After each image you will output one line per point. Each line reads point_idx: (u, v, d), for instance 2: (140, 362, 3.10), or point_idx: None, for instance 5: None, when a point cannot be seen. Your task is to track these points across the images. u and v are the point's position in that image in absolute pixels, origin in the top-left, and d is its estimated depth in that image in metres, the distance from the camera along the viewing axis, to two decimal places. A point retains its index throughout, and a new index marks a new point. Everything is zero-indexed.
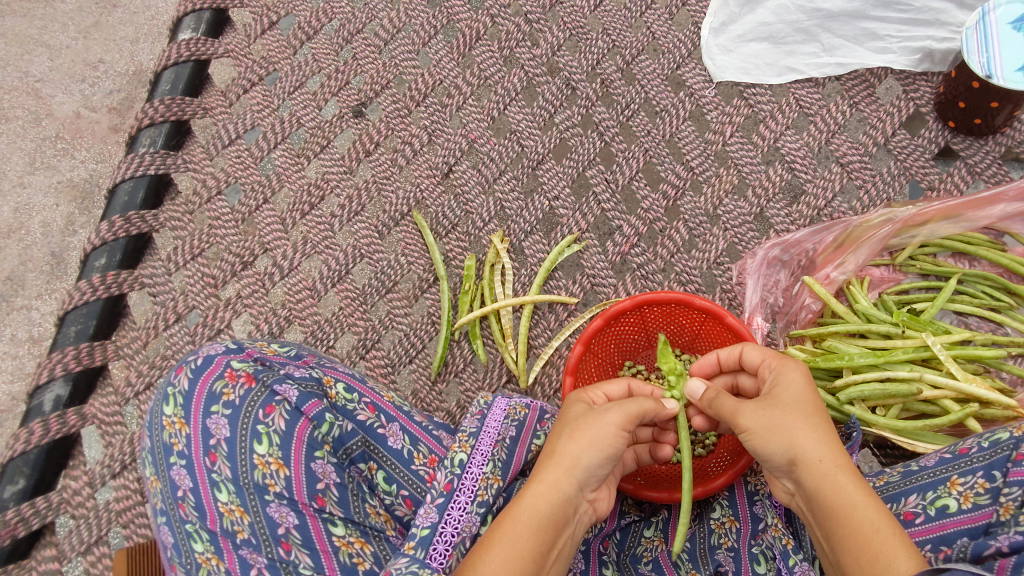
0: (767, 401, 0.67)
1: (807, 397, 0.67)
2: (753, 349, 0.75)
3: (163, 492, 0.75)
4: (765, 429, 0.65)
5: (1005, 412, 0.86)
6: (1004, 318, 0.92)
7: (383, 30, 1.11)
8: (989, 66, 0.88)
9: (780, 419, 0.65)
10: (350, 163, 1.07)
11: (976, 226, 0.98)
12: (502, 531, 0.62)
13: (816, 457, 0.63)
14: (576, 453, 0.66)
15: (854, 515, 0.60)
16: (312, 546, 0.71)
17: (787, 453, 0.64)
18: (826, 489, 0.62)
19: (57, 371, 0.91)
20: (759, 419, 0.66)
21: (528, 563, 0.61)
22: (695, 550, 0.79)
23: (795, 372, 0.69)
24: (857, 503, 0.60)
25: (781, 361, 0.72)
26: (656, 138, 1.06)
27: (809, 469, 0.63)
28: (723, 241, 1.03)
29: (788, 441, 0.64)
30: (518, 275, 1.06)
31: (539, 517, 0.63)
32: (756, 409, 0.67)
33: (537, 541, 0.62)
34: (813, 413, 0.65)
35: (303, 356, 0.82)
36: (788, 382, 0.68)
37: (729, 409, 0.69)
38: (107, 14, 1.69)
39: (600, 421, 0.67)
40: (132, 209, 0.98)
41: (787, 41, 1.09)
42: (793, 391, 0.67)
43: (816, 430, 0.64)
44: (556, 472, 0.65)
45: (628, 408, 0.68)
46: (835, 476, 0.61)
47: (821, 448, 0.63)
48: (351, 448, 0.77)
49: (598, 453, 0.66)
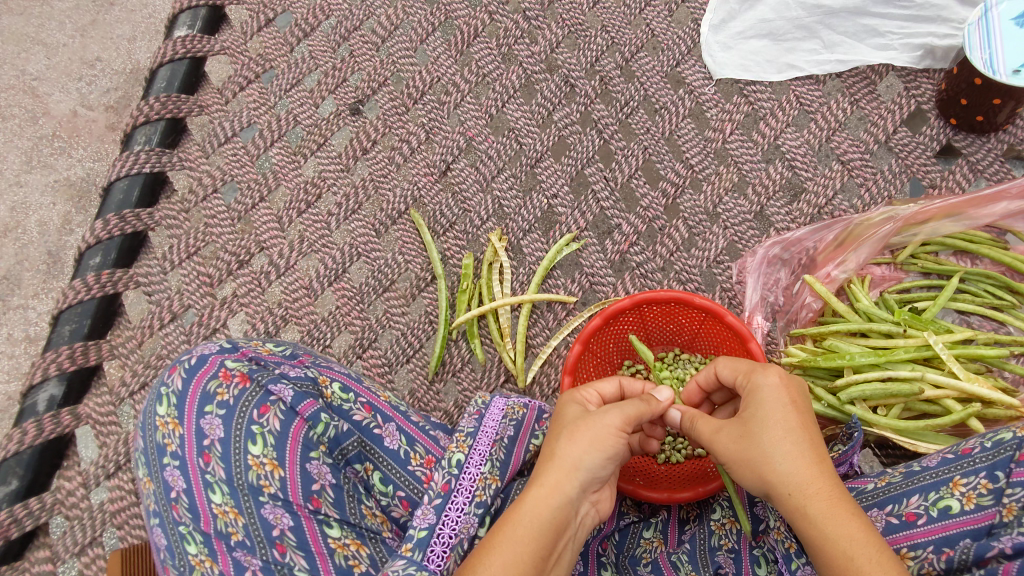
0: (739, 430, 0.66)
1: (777, 419, 0.64)
2: (727, 367, 0.72)
3: (156, 493, 0.74)
4: (738, 464, 0.65)
5: (1007, 412, 0.85)
6: (1007, 317, 0.91)
7: (380, 27, 1.10)
8: (992, 62, 0.87)
9: (749, 453, 0.64)
10: (348, 161, 1.06)
11: (978, 224, 0.97)
12: (504, 534, 0.62)
13: (786, 490, 0.61)
14: (577, 455, 0.64)
15: (826, 548, 0.59)
16: (307, 548, 0.71)
17: (761, 486, 0.63)
18: (800, 521, 0.61)
19: (51, 371, 0.91)
20: (732, 453, 0.65)
21: (531, 566, 0.61)
22: (694, 552, 0.78)
23: (768, 389, 0.66)
24: (829, 536, 0.59)
25: (752, 374, 0.68)
26: (655, 135, 1.05)
27: (782, 501, 0.62)
28: (723, 239, 1.02)
29: (758, 474, 0.63)
30: (517, 274, 1.05)
31: (540, 521, 0.62)
32: (727, 443, 0.66)
33: (538, 544, 0.61)
34: (786, 438, 0.62)
35: (299, 355, 0.81)
36: (757, 404, 0.65)
37: (709, 437, 0.69)
38: (104, 12, 1.68)
39: (599, 425, 0.66)
40: (127, 208, 0.98)
41: (788, 38, 1.08)
42: (761, 416, 0.64)
43: (785, 459, 0.62)
44: (556, 475, 0.64)
45: (627, 409, 0.67)
46: (806, 509, 0.60)
47: (789, 480, 0.61)
48: (347, 449, 0.76)
49: (600, 455, 0.64)
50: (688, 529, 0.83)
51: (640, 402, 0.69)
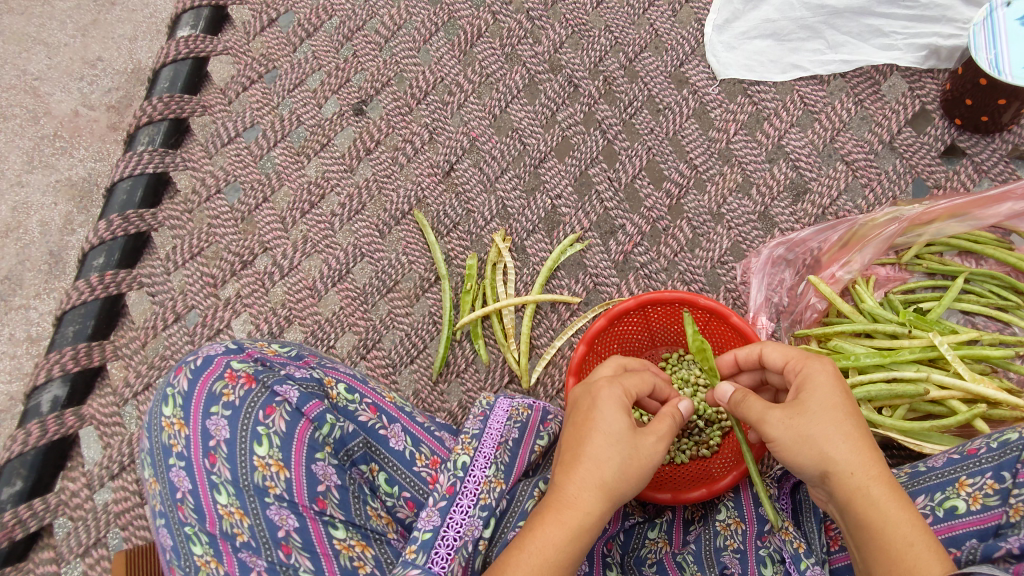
0: (794, 409, 0.65)
1: (837, 401, 0.64)
2: (774, 349, 0.72)
3: (162, 494, 0.74)
4: (794, 441, 0.64)
5: (1013, 413, 0.85)
6: (1012, 318, 0.91)
7: (384, 28, 1.10)
8: (997, 62, 0.87)
9: (809, 430, 0.63)
10: (351, 161, 1.06)
11: (983, 224, 0.97)
12: (533, 541, 0.62)
13: (848, 471, 0.62)
14: (618, 478, 0.64)
15: (886, 531, 0.59)
16: (312, 549, 0.70)
17: (818, 465, 0.63)
18: (858, 503, 0.61)
19: (55, 372, 0.91)
20: (789, 431, 0.64)
21: (560, 560, 0.62)
22: (699, 552, 0.77)
23: (823, 375, 0.66)
24: (888, 519, 0.60)
25: (805, 361, 0.68)
26: (659, 136, 1.06)
27: (840, 483, 0.62)
28: (727, 240, 1.03)
29: (818, 453, 0.63)
30: (521, 274, 1.05)
31: (573, 528, 0.63)
32: (782, 420, 0.65)
33: (576, 549, 0.62)
34: (845, 420, 0.63)
35: (304, 356, 0.81)
36: (817, 385, 0.65)
37: (756, 415, 0.67)
38: (104, 12, 1.68)
39: (650, 453, 0.66)
40: (131, 208, 0.97)
41: (792, 38, 1.08)
42: (822, 397, 0.64)
43: (846, 440, 0.62)
44: (602, 496, 0.64)
45: (661, 433, 0.68)
46: (866, 491, 0.61)
47: (852, 462, 0.62)
48: (353, 450, 0.76)
49: (634, 473, 0.65)
50: (694, 529, 0.83)
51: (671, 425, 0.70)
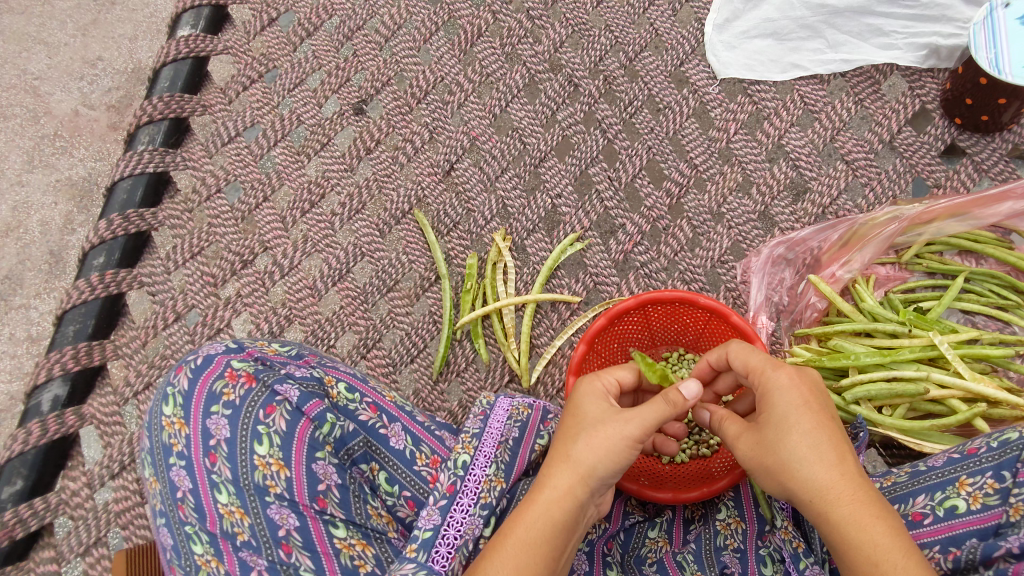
0: (757, 434, 0.64)
1: (792, 421, 0.62)
2: (736, 358, 0.69)
3: (162, 493, 0.74)
4: (757, 467, 0.64)
5: (1013, 412, 0.85)
6: (1012, 317, 0.91)
7: (384, 27, 1.10)
8: (997, 61, 0.87)
9: (767, 460, 0.63)
10: (351, 160, 1.06)
11: (983, 223, 0.97)
12: (514, 537, 0.62)
13: (806, 497, 0.60)
14: (591, 462, 0.63)
15: (849, 553, 0.58)
16: (313, 548, 0.70)
17: (782, 491, 0.62)
18: (824, 526, 0.60)
19: (56, 371, 0.91)
20: (751, 457, 0.64)
21: (540, 562, 0.61)
22: (699, 551, 0.77)
23: (780, 392, 0.63)
24: (850, 542, 0.58)
25: (763, 374, 0.66)
26: (659, 135, 1.06)
27: (805, 507, 0.61)
28: (727, 239, 1.02)
29: (778, 483, 0.62)
30: (521, 274, 1.05)
31: (552, 522, 0.62)
32: (747, 447, 0.65)
33: (552, 544, 0.61)
34: (801, 443, 0.61)
35: (304, 355, 0.81)
36: (774, 405, 0.63)
37: (731, 436, 0.68)
38: (105, 11, 1.68)
39: (617, 430, 0.63)
40: (131, 207, 0.97)
41: (792, 38, 1.08)
42: (779, 418, 0.63)
43: (803, 464, 0.60)
44: (569, 478, 0.63)
45: (647, 419, 0.63)
46: (827, 515, 0.59)
47: (811, 486, 0.60)
48: (353, 449, 0.76)
49: (613, 463, 0.63)
50: (694, 529, 0.83)
51: (664, 406, 0.63)
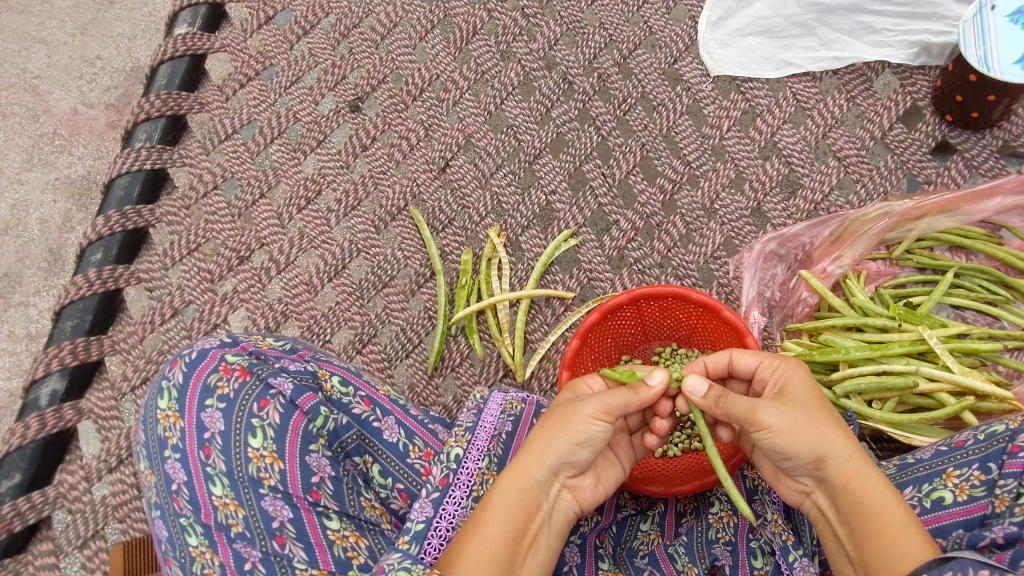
0: (784, 399, 0.65)
1: (818, 395, 0.65)
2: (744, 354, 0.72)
3: (158, 486, 0.75)
4: (789, 429, 0.63)
5: (1001, 405, 0.86)
6: (1001, 312, 0.92)
7: (380, 25, 1.11)
8: (986, 58, 0.87)
9: (805, 417, 0.63)
10: (347, 158, 1.06)
11: (972, 220, 0.98)
12: (483, 521, 0.63)
13: (846, 455, 0.62)
14: (546, 440, 0.65)
15: (884, 513, 0.59)
16: (306, 540, 0.71)
17: (815, 450, 0.62)
18: (856, 486, 0.61)
19: (54, 365, 0.92)
20: (783, 417, 0.63)
21: (502, 551, 0.62)
22: (691, 543, 0.78)
23: (801, 373, 0.68)
24: (884, 500, 0.60)
25: (781, 360, 0.70)
26: (653, 132, 1.06)
27: (836, 468, 0.62)
28: (719, 235, 1.03)
29: (818, 438, 0.62)
30: (515, 270, 1.06)
31: (509, 502, 0.64)
32: (776, 408, 0.64)
33: (508, 525, 0.63)
34: (833, 411, 0.64)
35: (298, 350, 0.83)
36: (798, 382, 0.67)
37: (745, 409, 0.65)
38: (104, 10, 1.68)
39: (581, 412, 0.64)
40: (129, 204, 0.98)
41: (785, 35, 1.08)
42: (805, 390, 0.66)
43: (840, 430, 0.63)
44: (526, 460, 0.65)
45: (607, 400, 0.65)
46: (863, 474, 0.61)
47: (848, 446, 0.62)
48: (346, 442, 0.77)
49: (569, 438, 0.64)
50: (686, 521, 0.83)
51: (626, 391, 0.66)
